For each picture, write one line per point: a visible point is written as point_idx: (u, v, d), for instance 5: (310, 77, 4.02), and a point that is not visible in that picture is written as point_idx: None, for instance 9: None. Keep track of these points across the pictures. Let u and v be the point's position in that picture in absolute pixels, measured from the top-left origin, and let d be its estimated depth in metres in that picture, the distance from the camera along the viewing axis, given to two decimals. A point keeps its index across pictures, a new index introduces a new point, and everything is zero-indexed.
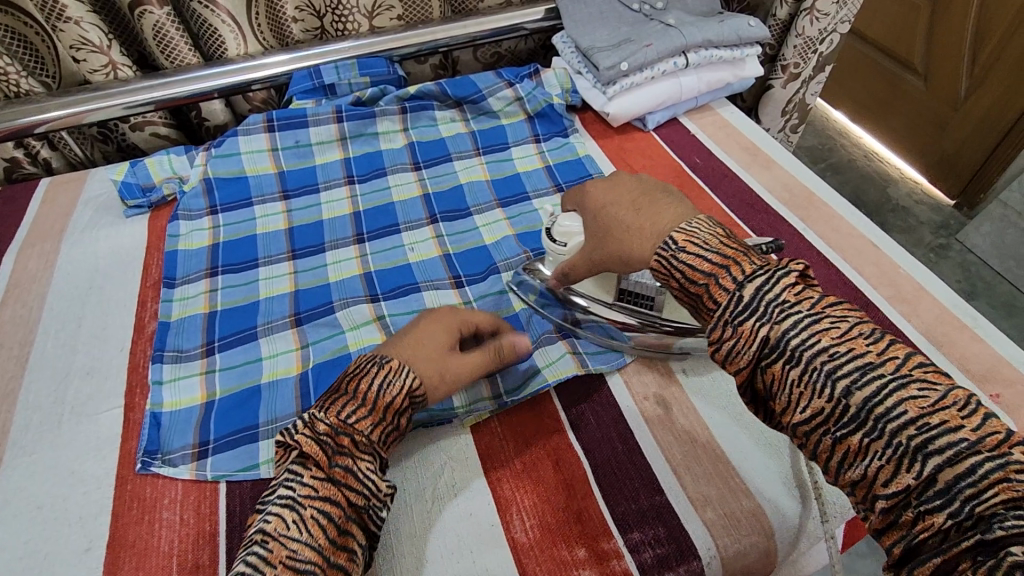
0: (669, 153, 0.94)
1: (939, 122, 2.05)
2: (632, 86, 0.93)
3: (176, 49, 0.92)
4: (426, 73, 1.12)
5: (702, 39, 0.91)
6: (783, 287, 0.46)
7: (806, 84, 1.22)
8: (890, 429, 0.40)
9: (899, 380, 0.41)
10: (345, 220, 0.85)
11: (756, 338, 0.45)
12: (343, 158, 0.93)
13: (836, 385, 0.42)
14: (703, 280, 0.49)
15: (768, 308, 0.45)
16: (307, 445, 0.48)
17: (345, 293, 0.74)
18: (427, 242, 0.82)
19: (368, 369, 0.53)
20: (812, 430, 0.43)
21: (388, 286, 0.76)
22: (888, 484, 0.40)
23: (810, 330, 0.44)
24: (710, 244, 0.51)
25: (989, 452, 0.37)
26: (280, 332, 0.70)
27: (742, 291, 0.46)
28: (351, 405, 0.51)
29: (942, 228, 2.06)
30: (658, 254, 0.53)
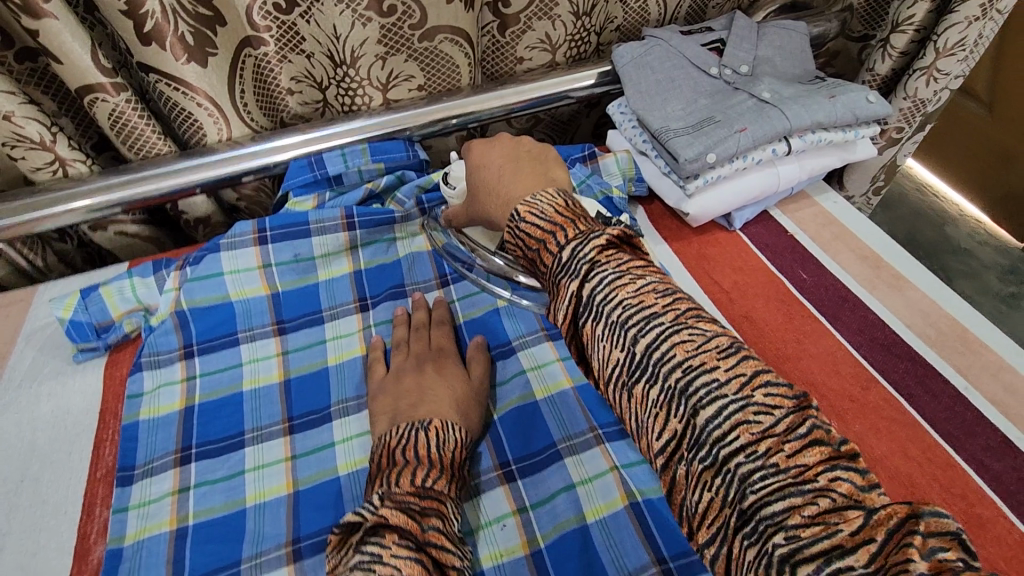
0: (765, 263, 0.74)
1: (1006, 156, 1.84)
2: (717, 179, 0.74)
3: (143, 139, 0.73)
4: (450, 146, 0.93)
5: (810, 121, 0.72)
6: (596, 250, 0.45)
7: (902, 146, 1.03)
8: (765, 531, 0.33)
9: (796, 453, 0.34)
10: (358, 368, 0.66)
11: (568, 294, 0.45)
12: (353, 273, 0.74)
13: (705, 431, 0.37)
14: (534, 246, 0.49)
15: (579, 264, 0.45)
16: (393, 515, 0.45)
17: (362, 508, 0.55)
18: (551, 366, 0.64)
19: (417, 434, 0.53)
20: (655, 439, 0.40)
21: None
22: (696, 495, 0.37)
23: (611, 286, 0.43)
24: (545, 212, 0.50)
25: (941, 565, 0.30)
26: (271, 570, 0.51)
27: (562, 253, 0.46)
28: (421, 469, 0.50)
29: (1010, 274, 1.86)
30: (506, 226, 0.53)
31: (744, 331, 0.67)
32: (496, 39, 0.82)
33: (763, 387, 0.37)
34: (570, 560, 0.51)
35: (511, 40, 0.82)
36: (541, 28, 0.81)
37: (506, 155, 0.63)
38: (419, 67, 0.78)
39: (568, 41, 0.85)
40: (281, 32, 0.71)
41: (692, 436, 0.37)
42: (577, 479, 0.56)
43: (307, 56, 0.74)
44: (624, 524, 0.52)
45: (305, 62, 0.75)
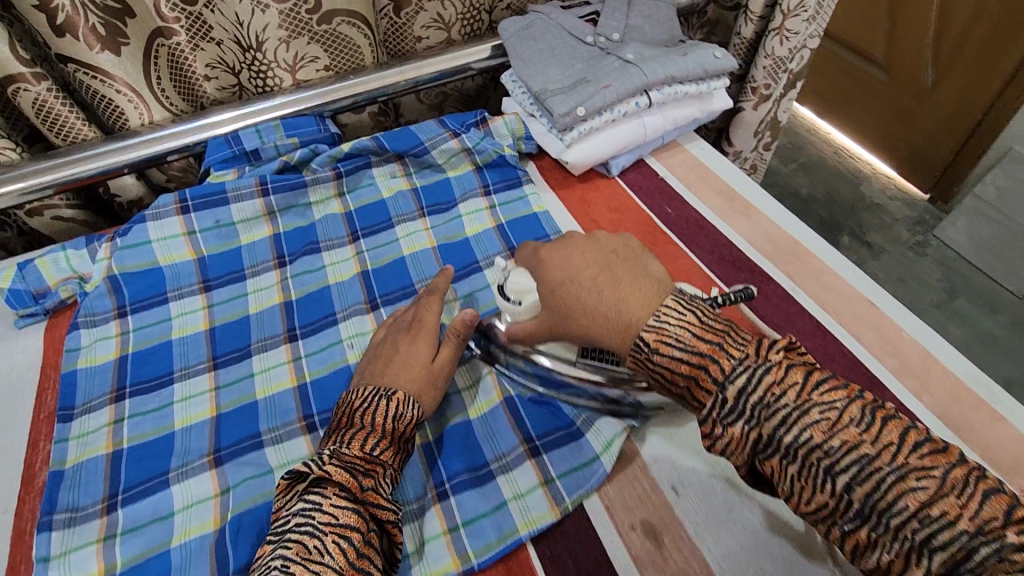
0: (636, 203, 0.84)
1: (906, 116, 2.00)
2: (590, 131, 0.84)
3: (69, 126, 0.80)
4: (365, 122, 1.02)
5: (664, 75, 0.82)
6: (765, 382, 0.45)
7: (777, 103, 1.14)
8: (893, 523, 0.40)
9: (801, 406, 0.44)
10: (275, 314, 0.74)
11: (714, 402, 0.47)
12: (272, 236, 0.83)
13: (767, 424, 0.44)
14: (683, 383, 0.48)
15: (755, 408, 0.45)
16: (336, 473, 0.50)
17: (275, 422, 0.64)
18: None
19: (379, 402, 0.56)
20: (821, 522, 0.43)
21: (325, 406, 0.65)
22: (807, 502, 0.43)
23: (762, 384, 0.45)
24: (680, 338, 0.49)
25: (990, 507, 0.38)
26: (196, 476, 0.59)
27: (728, 391, 0.46)
28: (371, 436, 0.54)
29: (918, 225, 1.99)
30: (630, 353, 0.52)
31: None
32: (394, 21, 0.91)
33: (815, 388, 0.44)
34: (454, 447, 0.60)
35: (407, 21, 0.92)
36: (433, 9, 0.91)
37: (590, 262, 0.57)
38: (323, 49, 0.87)
39: (460, 19, 0.95)
40: (190, 23, 0.78)
41: (768, 434, 0.44)
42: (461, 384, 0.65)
43: (217, 43, 0.82)
44: (499, 417, 0.62)
45: (216, 49, 0.82)
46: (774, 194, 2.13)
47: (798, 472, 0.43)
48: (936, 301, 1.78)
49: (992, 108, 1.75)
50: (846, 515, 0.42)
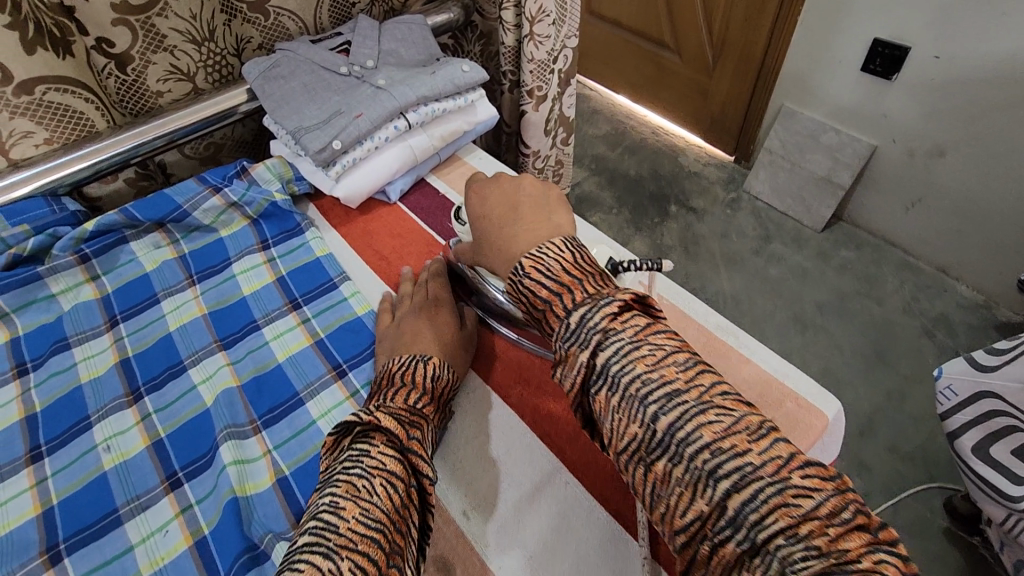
0: (417, 224, 0.85)
1: (701, 89, 2.21)
2: (357, 162, 0.83)
3: None
4: (125, 190, 0.93)
5: (416, 96, 0.83)
6: (605, 317, 0.45)
7: (556, 102, 1.21)
8: (689, 453, 0.39)
9: (634, 342, 0.44)
10: (14, 433, 0.64)
11: (579, 364, 0.45)
12: (9, 342, 0.72)
13: (646, 412, 0.41)
14: (541, 307, 0.50)
15: (589, 336, 0.45)
16: (385, 419, 0.51)
17: (9, 565, 0.53)
18: (294, 331, 0.72)
19: (418, 364, 0.59)
20: (631, 457, 0.42)
21: (75, 529, 0.55)
22: (623, 440, 0.43)
23: (628, 357, 0.43)
24: (553, 268, 0.51)
25: (770, 477, 0.37)
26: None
27: (570, 319, 0.47)
28: (414, 392, 0.56)
29: (730, 184, 2.20)
30: (509, 277, 0.53)
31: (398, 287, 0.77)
32: (122, 78, 0.84)
33: (655, 332, 0.45)
34: (223, 535, 0.53)
35: (138, 76, 0.85)
36: (162, 61, 0.85)
37: (502, 202, 0.61)
38: (34, 122, 0.78)
39: (203, 66, 0.90)
40: None
41: (600, 367, 0.44)
42: (229, 460, 0.59)
43: None
44: (269, 497, 0.57)
45: None
46: (607, 178, 2.25)
47: (637, 425, 0.42)
48: (755, 248, 1.96)
49: (763, 71, 1.97)
50: (652, 452, 0.41)
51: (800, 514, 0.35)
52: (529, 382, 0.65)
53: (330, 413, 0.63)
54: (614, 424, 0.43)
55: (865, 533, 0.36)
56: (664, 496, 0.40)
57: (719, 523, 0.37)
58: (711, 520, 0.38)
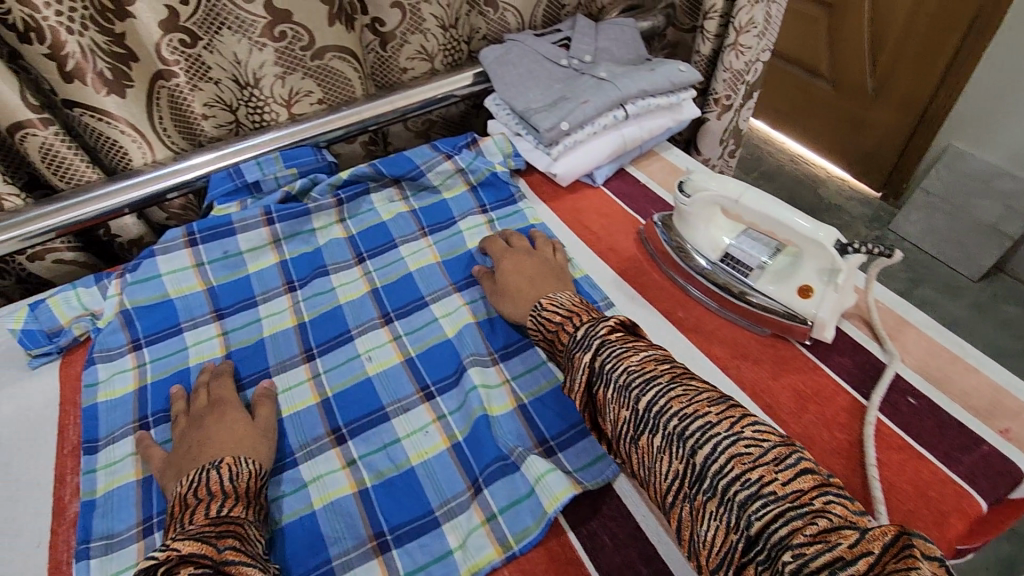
0: (622, 207, 0.91)
1: (856, 120, 2.14)
2: (576, 144, 0.90)
3: (74, 169, 0.82)
4: (357, 152, 1.07)
5: (637, 89, 0.90)
6: (604, 329, 0.60)
7: (737, 112, 1.24)
8: (667, 424, 0.52)
9: (622, 347, 0.58)
10: (289, 337, 0.76)
11: (583, 366, 0.59)
12: (279, 262, 0.85)
13: (633, 397, 0.54)
14: (554, 328, 0.65)
15: (590, 341, 0.60)
16: (186, 544, 0.47)
17: (303, 437, 0.65)
18: None
19: (208, 474, 0.55)
20: (624, 439, 0.55)
21: (351, 418, 0.66)
22: (619, 425, 0.55)
23: (619, 359, 0.57)
24: (564, 302, 0.67)
25: (727, 435, 0.49)
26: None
27: (576, 333, 0.62)
28: (215, 501, 0.53)
29: (875, 221, 2.12)
30: (529, 314, 0.69)
31: (610, 260, 0.83)
32: (380, 54, 0.97)
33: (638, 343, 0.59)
34: (480, 442, 0.62)
35: (393, 53, 0.98)
36: (416, 41, 0.97)
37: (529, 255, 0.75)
38: (316, 84, 0.92)
39: (443, 50, 1.02)
40: (188, 64, 0.81)
41: (599, 365, 0.58)
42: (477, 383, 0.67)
43: (215, 82, 0.86)
44: (512, 418, 0.64)
45: (214, 88, 0.86)
46: None
47: (626, 407, 0.55)
48: (899, 291, 1.89)
49: (931, 106, 1.88)
50: (641, 432, 0.54)
51: (751, 461, 0.47)
52: (748, 356, 0.68)
53: None
54: (608, 410, 0.56)
55: (817, 480, 0.46)
56: (654, 463, 0.52)
57: (695, 478, 0.49)
58: (685, 475, 0.49)
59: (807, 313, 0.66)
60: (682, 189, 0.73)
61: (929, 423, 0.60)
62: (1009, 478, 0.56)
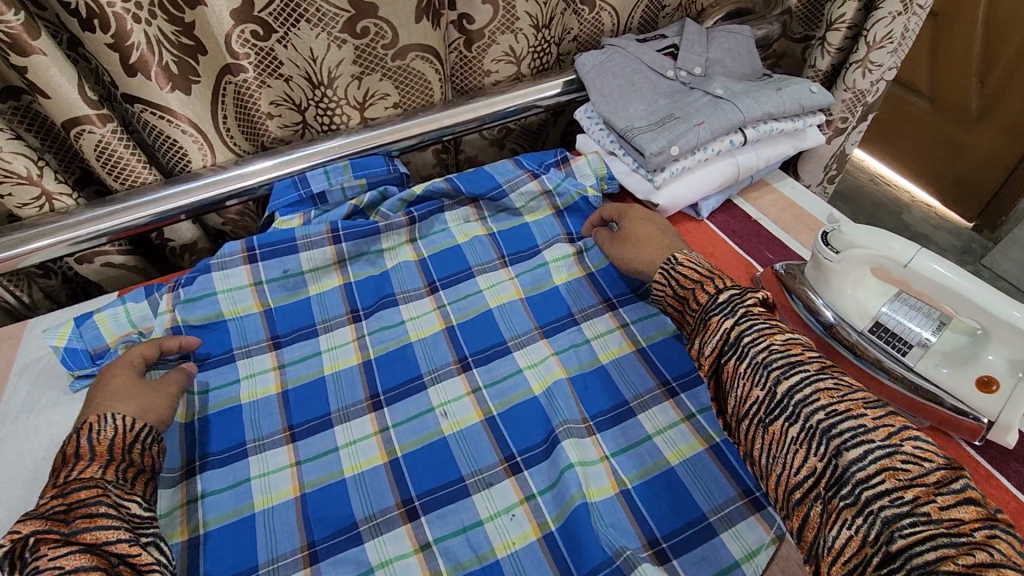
0: (732, 246, 0.79)
1: (951, 143, 1.95)
2: (683, 171, 0.79)
3: (130, 169, 0.75)
4: (427, 159, 0.98)
5: (761, 112, 0.78)
6: (751, 299, 0.57)
7: (848, 135, 1.10)
8: (806, 414, 0.48)
9: (765, 324, 0.54)
10: (354, 376, 0.67)
11: (720, 329, 0.56)
12: (343, 285, 0.76)
13: (769, 376, 0.51)
14: (693, 285, 0.61)
15: (736, 307, 0.56)
16: (35, 519, 0.47)
17: (371, 508, 0.57)
18: (613, 333, 0.69)
19: (74, 439, 0.53)
20: (750, 418, 0.51)
21: (426, 488, 0.58)
22: (748, 401, 0.52)
23: (761, 333, 0.54)
24: (701, 264, 0.63)
25: (880, 441, 0.44)
26: (287, 572, 0.54)
27: (720, 294, 0.58)
28: (77, 466, 0.51)
29: (965, 254, 1.94)
30: (662, 266, 0.65)
31: None
32: (463, 55, 0.87)
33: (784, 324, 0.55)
34: (579, 540, 0.53)
35: (478, 55, 0.88)
36: (505, 42, 0.87)
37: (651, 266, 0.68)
38: (394, 85, 0.83)
39: (532, 52, 0.91)
40: (259, 59, 0.73)
41: (741, 333, 0.54)
42: (574, 460, 0.58)
43: (285, 80, 0.77)
44: (615, 508, 0.56)
45: (284, 86, 0.78)
46: None
47: (761, 386, 0.51)
48: None
49: None
50: (771, 417, 0.50)
51: (906, 479, 0.42)
52: None
53: (666, 432, 0.61)
54: (736, 383, 0.53)
55: (982, 512, 0.41)
56: (781, 451, 0.49)
57: (831, 478, 0.45)
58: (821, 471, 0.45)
59: (986, 411, 0.53)
60: (825, 242, 0.62)
61: None
62: None
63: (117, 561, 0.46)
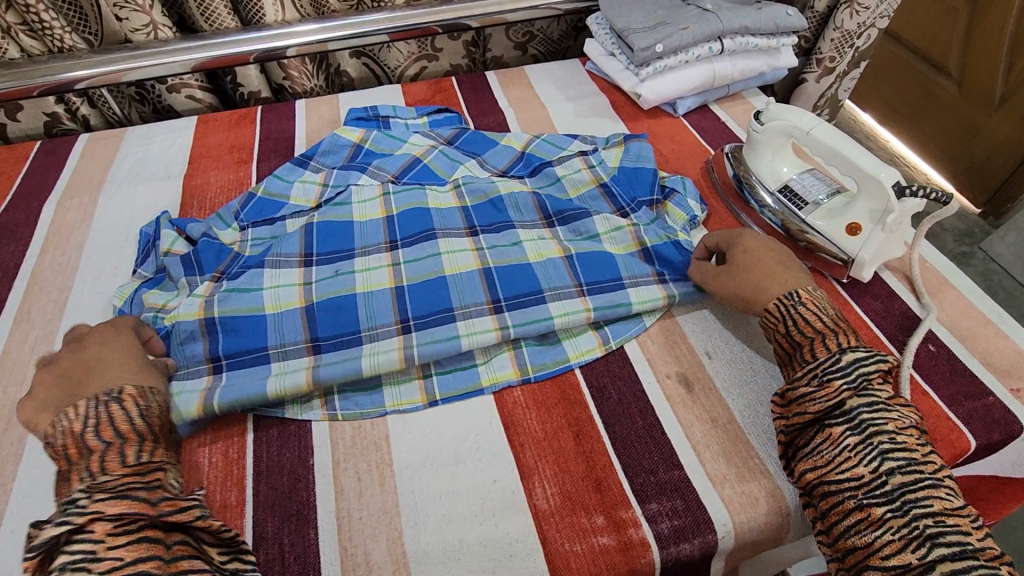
0: (696, 138, 0.94)
1: (971, 128, 1.90)
2: (665, 69, 0.94)
3: (216, 13, 0.94)
4: (457, 50, 1.15)
5: (739, 25, 0.91)
6: (879, 371, 0.52)
7: (841, 79, 1.20)
8: (913, 510, 0.44)
9: (881, 404, 0.50)
10: (377, 225, 0.76)
11: (840, 394, 0.50)
12: (385, 217, 0.77)
13: (884, 463, 0.47)
14: (813, 334, 0.55)
15: (861, 376, 0.51)
16: (97, 506, 0.43)
17: (366, 243, 0.74)
18: (580, 173, 0.84)
19: (107, 407, 0.49)
20: (835, 489, 0.48)
21: (407, 235, 0.74)
22: (842, 472, 0.48)
23: (880, 412, 0.49)
24: (828, 312, 0.56)
25: (985, 559, 0.42)
26: (286, 269, 0.70)
27: (844, 355, 0.52)
28: (128, 447, 0.48)
29: (965, 236, 1.89)
30: (779, 300, 0.58)
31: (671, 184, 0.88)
32: None
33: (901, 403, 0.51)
34: (511, 275, 0.69)
35: None
36: None
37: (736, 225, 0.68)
38: None
39: None
40: None
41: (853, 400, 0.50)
42: (524, 239, 0.74)
43: None
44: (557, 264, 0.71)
45: None
46: None
47: (868, 465, 0.47)
48: None
49: None
50: (870, 494, 0.46)
51: None
52: None
53: (611, 233, 0.75)
54: (831, 446, 0.49)
55: None
56: (863, 529, 0.46)
57: None
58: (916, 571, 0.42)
59: (850, 251, 0.69)
60: (756, 120, 0.77)
61: (943, 369, 0.63)
62: (1005, 427, 0.59)
63: (171, 543, 0.44)
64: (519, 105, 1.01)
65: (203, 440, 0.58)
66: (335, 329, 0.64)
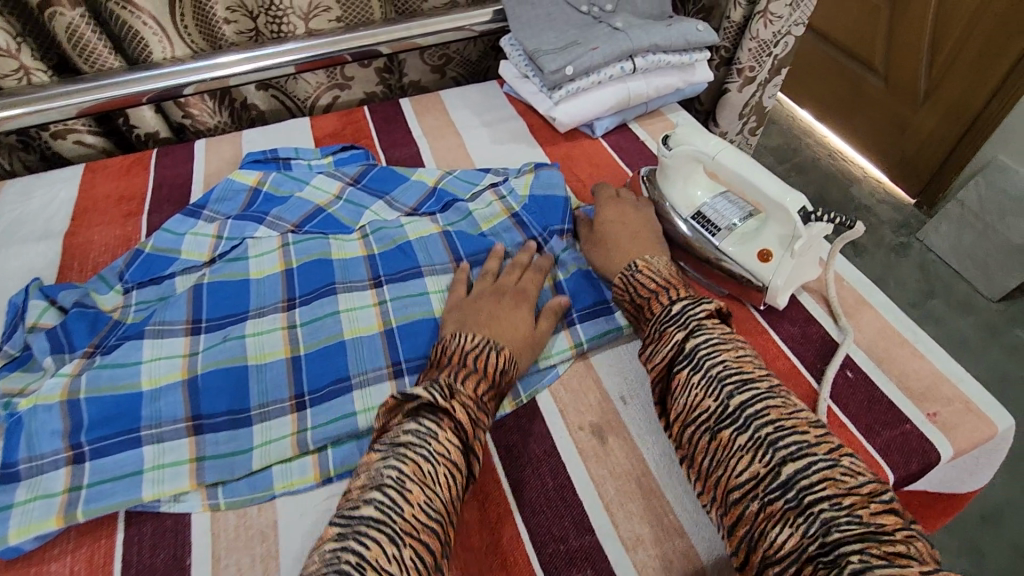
0: (614, 161, 0.91)
1: (900, 123, 1.94)
2: (578, 91, 0.91)
3: (96, 53, 0.87)
4: (370, 77, 1.10)
5: (649, 43, 0.89)
6: (706, 312, 0.56)
7: (762, 87, 1.20)
8: (753, 424, 0.46)
9: (719, 337, 0.54)
10: (276, 281, 0.71)
11: (673, 341, 0.55)
12: (284, 270, 0.72)
13: (724, 388, 0.49)
14: (648, 294, 0.61)
15: (688, 319, 0.56)
16: (456, 410, 0.49)
17: (262, 302, 0.69)
18: (492, 206, 0.81)
19: (488, 351, 0.56)
20: (697, 425, 0.50)
21: (306, 291, 0.70)
22: (694, 410, 0.50)
23: (715, 347, 0.53)
24: (660, 272, 0.63)
25: (822, 454, 0.44)
26: (171, 338, 0.64)
27: (673, 306, 0.58)
28: (481, 380, 0.54)
29: (902, 228, 1.93)
30: (621, 273, 0.65)
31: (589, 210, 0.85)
32: None
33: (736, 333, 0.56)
34: (415, 334, 0.66)
35: None
36: None
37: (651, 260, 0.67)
38: None
39: None
40: None
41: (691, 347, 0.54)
42: (431, 290, 0.71)
43: None
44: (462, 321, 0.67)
45: None
46: None
47: (712, 399, 0.49)
48: (912, 300, 1.75)
49: (980, 119, 1.69)
50: (720, 423, 0.48)
51: (846, 487, 0.41)
52: None
53: None
54: (683, 389, 0.52)
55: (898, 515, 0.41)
56: (722, 458, 0.47)
57: (772, 487, 0.43)
58: (766, 478, 0.44)
59: (765, 278, 0.67)
60: (666, 143, 0.74)
61: (860, 397, 0.61)
62: (922, 456, 0.57)
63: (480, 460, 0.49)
64: (434, 134, 0.97)
65: (63, 547, 0.52)
66: (220, 408, 0.60)
